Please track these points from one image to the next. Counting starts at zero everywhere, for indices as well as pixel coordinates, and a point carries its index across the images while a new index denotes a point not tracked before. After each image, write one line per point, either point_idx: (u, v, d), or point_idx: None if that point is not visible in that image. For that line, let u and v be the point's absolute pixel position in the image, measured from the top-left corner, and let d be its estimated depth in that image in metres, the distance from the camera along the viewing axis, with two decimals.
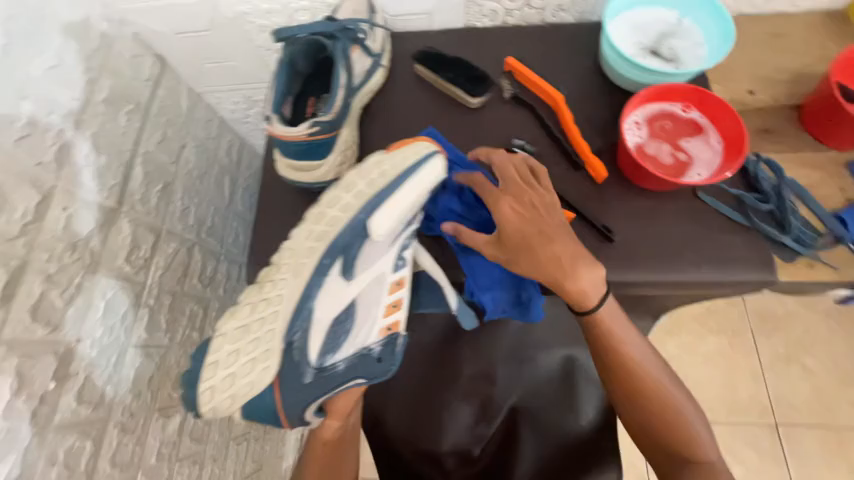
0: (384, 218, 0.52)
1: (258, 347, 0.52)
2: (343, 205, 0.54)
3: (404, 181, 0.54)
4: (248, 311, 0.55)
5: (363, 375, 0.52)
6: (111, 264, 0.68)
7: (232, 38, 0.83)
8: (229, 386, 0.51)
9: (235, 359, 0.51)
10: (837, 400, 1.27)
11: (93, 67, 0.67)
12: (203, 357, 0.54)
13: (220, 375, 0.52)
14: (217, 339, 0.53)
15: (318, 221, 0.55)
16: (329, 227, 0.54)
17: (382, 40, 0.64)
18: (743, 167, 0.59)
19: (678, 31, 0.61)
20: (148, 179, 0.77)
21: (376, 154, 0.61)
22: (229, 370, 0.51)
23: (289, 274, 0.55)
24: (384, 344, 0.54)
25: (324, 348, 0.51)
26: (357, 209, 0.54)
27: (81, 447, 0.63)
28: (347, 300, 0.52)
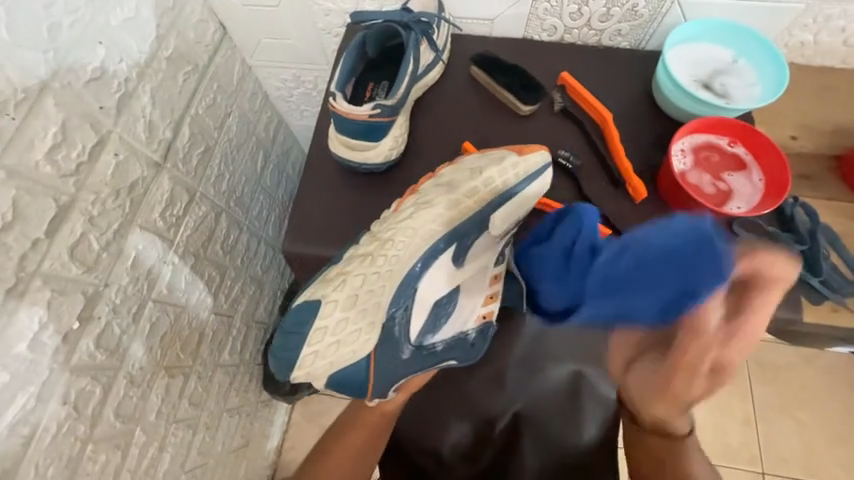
0: (506, 216, 0.56)
1: (364, 319, 0.54)
2: (475, 196, 0.56)
3: (528, 182, 0.57)
4: (357, 281, 0.56)
5: (457, 355, 0.59)
6: (148, 216, 0.69)
7: (296, 17, 0.85)
8: (333, 353, 0.54)
9: (344, 327, 0.54)
10: (827, 458, 1.27)
11: (161, 25, 0.69)
12: (308, 323, 0.55)
13: (326, 340, 0.55)
14: (327, 305, 0.55)
15: (446, 206, 0.57)
16: (459, 214, 0.56)
17: (446, 37, 0.65)
18: (779, 207, 0.60)
19: (731, 70, 0.63)
20: (192, 140, 0.78)
21: (503, 150, 0.60)
22: (337, 336, 0.54)
23: (402, 250, 0.56)
24: (478, 331, 0.61)
25: (429, 327, 0.56)
26: (482, 201, 0.57)
27: (91, 391, 0.63)
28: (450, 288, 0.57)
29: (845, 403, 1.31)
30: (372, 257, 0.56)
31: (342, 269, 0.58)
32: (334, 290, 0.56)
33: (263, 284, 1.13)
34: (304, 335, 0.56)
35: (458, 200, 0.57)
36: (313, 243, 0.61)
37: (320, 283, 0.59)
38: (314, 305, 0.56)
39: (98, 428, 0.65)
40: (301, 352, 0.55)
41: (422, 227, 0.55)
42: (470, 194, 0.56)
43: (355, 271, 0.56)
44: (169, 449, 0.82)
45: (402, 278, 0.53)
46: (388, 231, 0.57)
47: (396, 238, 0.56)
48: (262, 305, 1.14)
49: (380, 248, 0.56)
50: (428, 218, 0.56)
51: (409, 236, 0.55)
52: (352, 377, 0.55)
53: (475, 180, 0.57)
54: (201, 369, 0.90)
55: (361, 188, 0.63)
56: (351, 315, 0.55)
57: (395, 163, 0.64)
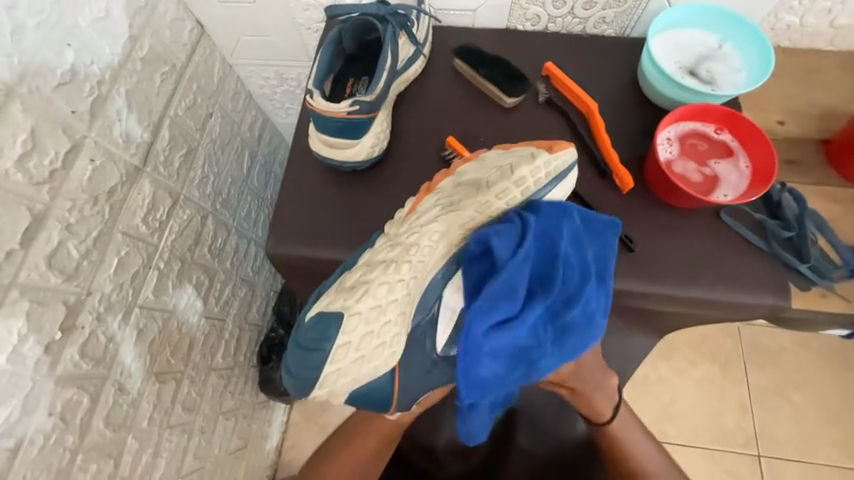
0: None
1: (389, 332, 0.51)
2: (507, 199, 0.54)
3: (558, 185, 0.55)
4: (381, 290, 0.50)
5: None
6: (129, 222, 0.68)
7: (275, 13, 0.83)
8: (356, 370, 0.50)
9: (370, 343, 0.49)
10: (820, 439, 1.28)
11: (135, 25, 0.68)
12: (324, 342, 0.49)
13: (349, 357, 0.49)
14: (351, 318, 0.49)
15: (481, 209, 0.53)
16: (488, 216, 0.54)
17: (427, 29, 0.64)
18: (767, 194, 0.59)
19: (717, 55, 0.62)
20: (173, 143, 0.76)
21: (535, 148, 0.55)
22: (361, 352, 0.49)
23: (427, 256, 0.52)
24: None
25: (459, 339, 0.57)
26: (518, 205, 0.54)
27: (78, 401, 0.62)
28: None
29: (838, 384, 1.32)
30: (394, 264, 0.51)
31: (354, 276, 0.53)
32: (358, 302, 0.50)
33: (255, 285, 1.12)
34: (326, 353, 0.49)
35: (488, 202, 0.54)
36: (297, 244, 0.60)
37: (330, 295, 0.52)
38: (335, 320, 0.49)
39: (87, 438, 0.65)
40: (323, 371, 0.49)
41: (452, 233, 0.53)
42: (502, 195, 0.53)
43: (378, 280, 0.50)
44: (163, 455, 0.82)
45: (435, 271, 0.54)
46: (410, 236, 0.53)
47: (422, 242, 0.52)
48: (255, 307, 1.13)
49: (404, 253, 0.52)
50: (460, 222, 0.53)
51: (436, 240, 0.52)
52: (377, 391, 0.53)
53: (505, 181, 0.54)
54: (194, 374, 0.90)
55: (344, 187, 0.62)
56: (377, 328, 0.50)
57: (378, 160, 0.63)
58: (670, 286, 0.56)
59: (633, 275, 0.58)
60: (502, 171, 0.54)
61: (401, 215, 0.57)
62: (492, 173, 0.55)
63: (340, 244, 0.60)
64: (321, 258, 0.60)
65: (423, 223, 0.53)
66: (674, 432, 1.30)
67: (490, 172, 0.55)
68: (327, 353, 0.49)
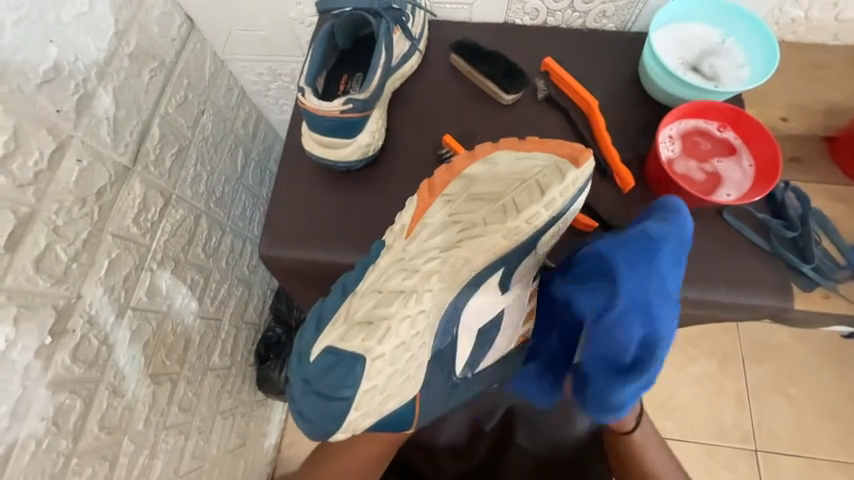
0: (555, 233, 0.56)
1: (412, 364, 0.50)
2: (534, 221, 0.52)
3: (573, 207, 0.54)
4: (403, 325, 0.48)
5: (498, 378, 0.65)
6: (120, 223, 0.66)
7: (266, 8, 0.81)
8: (383, 402, 0.50)
9: (396, 377, 0.49)
10: (817, 433, 1.29)
11: (120, 20, 0.66)
12: (345, 393, 0.46)
13: (376, 397, 0.49)
14: (375, 361, 0.47)
15: (502, 232, 0.51)
16: (512, 240, 0.53)
17: (422, 24, 0.62)
18: (770, 193, 0.58)
19: (721, 50, 0.61)
20: (164, 141, 0.75)
21: (563, 165, 0.50)
22: (387, 391, 0.49)
23: (442, 282, 0.51)
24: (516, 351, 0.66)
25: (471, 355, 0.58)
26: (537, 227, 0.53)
27: (71, 405, 0.61)
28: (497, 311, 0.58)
29: (835, 379, 1.33)
30: (414, 295, 0.49)
31: (365, 304, 0.49)
32: (380, 343, 0.47)
33: (251, 284, 1.10)
34: (348, 400, 0.47)
35: (515, 226, 0.52)
36: (291, 246, 0.59)
37: (338, 328, 0.49)
38: (351, 364, 0.46)
39: (81, 442, 0.64)
40: (346, 417, 0.48)
41: (476, 255, 0.52)
42: (531, 219, 0.51)
43: (399, 314, 0.48)
44: (160, 456, 0.81)
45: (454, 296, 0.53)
46: (431, 260, 0.50)
47: (444, 270, 0.51)
48: (252, 306, 1.12)
49: (423, 282, 0.50)
50: (483, 246, 0.52)
51: (461, 266, 0.51)
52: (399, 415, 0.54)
53: (534, 203, 0.51)
54: (190, 374, 0.89)
55: (339, 187, 0.61)
56: (401, 366, 0.49)
57: (373, 159, 0.61)
58: (670, 288, 0.55)
59: None
60: (529, 190, 0.51)
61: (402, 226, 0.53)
62: (518, 189, 0.51)
63: (334, 247, 0.58)
64: (316, 261, 0.58)
65: (441, 246, 0.51)
66: (672, 427, 1.31)
67: (517, 188, 0.51)
68: (350, 400, 0.47)
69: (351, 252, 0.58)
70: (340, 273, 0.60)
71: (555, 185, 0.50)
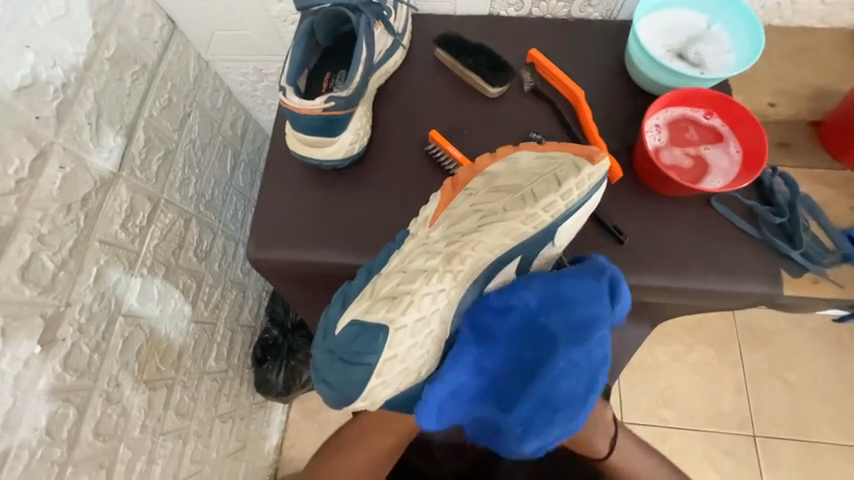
0: (571, 229, 0.55)
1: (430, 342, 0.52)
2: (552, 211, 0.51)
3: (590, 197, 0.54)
4: (426, 301, 0.49)
5: None
6: (107, 229, 0.66)
7: (247, 7, 0.80)
8: (398, 378, 0.50)
9: (413, 353, 0.50)
10: (815, 417, 1.30)
11: (99, 23, 0.65)
12: (369, 358, 0.47)
13: (395, 368, 0.49)
14: (398, 333, 0.48)
15: (522, 222, 0.51)
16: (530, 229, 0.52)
17: (405, 19, 0.62)
18: (758, 179, 0.58)
19: (706, 36, 0.60)
20: (149, 145, 0.74)
21: (579, 159, 0.51)
22: (407, 363, 0.50)
23: (466, 266, 0.51)
24: None
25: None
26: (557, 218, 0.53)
27: (64, 414, 0.61)
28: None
29: (830, 362, 1.33)
30: (435, 274, 0.50)
31: (391, 285, 0.49)
32: (403, 315, 0.48)
33: (246, 287, 1.10)
34: (370, 366, 0.47)
35: (534, 214, 0.51)
36: (280, 247, 0.58)
37: (364, 303, 0.49)
38: (380, 332, 0.47)
39: (76, 450, 0.64)
40: (367, 385, 0.48)
41: (493, 241, 0.52)
42: (549, 208, 0.51)
43: (421, 290, 0.49)
44: (158, 461, 0.81)
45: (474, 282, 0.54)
46: (451, 244, 0.51)
47: (466, 251, 0.51)
48: (247, 309, 1.12)
49: (445, 264, 0.50)
50: (500, 232, 0.52)
51: (480, 251, 0.51)
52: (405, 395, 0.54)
53: (552, 191, 0.51)
54: (186, 379, 0.88)
55: (327, 186, 0.60)
56: (421, 341, 0.50)
57: (359, 157, 0.61)
58: (657, 277, 0.55)
59: (623, 267, 0.56)
60: (545, 181, 0.51)
61: (424, 216, 0.54)
62: (536, 181, 0.51)
63: (323, 245, 0.58)
64: (305, 261, 0.58)
65: (461, 231, 0.51)
66: (671, 415, 1.31)
67: (535, 180, 0.52)
68: (374, 364, 0.47)
69: (340, 251, 0.58)
70: (329, 272, 0.59)
71: (573, 176, 0.51)
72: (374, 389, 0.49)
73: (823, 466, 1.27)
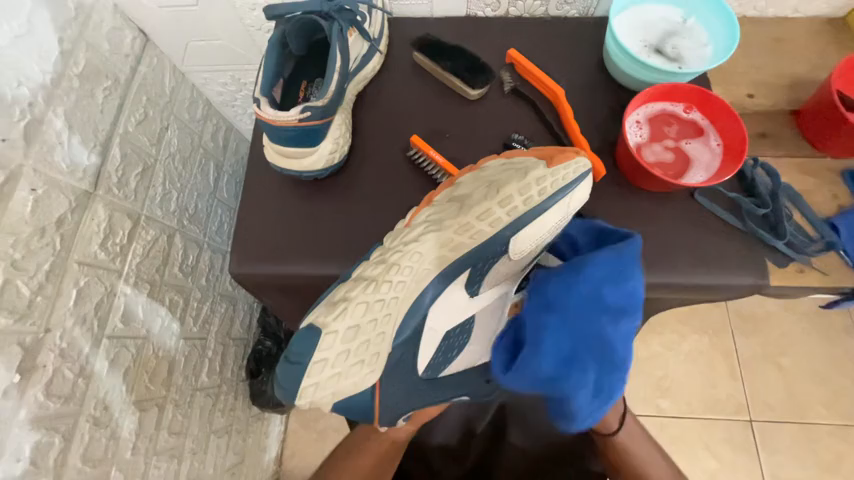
0: (526, 241, 0.53)
1: (366, 350, 0.51)
2: (490, 221, 0.52)
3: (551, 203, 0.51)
4: (360, 310, 0.50)
5: (468, 392, 0.62)
6: (85, 250, 0.64)
7: (221, 15, 0.79)
8: (333, 384, 0.50)
9: (344, 360, 0.50)
10: (809, 398, 1.32)
11: (65, 39, 0.63)
12: (301, 357, 0.49)
13: (326, 373, 0.49)
14: (328, 336, 0.49)
15: (462, 231, 0.52)
16: (468, 240, 0.52)
17: (381, 24, 0.61)
18: (740, 171, 0.58)
19: (683, 31, 0.60)
20: (126, 162, 0.72)
21: (535, 164, 0.51)
22: (337, 369, 0.50)
23: (407, 278, 0.52)
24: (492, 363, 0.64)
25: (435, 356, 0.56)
26: (505, 226, 0.52)
27: (49, 442, 0.59)
28: (467, 316, 0.58)
29: (820, 344, 1.36)
30: (375, 283, 0.52)
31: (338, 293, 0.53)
32: (334, 320, 0.50)
33: (236, 299, 1.08)
34: (302, 367, 0.49)
35: (469, 225, 0.52)
36: (264, 261, 0.57)
37: (321, 306, 0.53)
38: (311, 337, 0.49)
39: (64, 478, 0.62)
40: (302, 386, 0.50)
41: (432, 254, 0.53)
42: (485, 216, 0.51)
43: (358, 298, 0.51)
44: None
45: (417, 297, 0.53)
46: (393, 255, 0.53)
47: (403, 263, 0.52)
48: (238, 322, 1.10)
49: (386, 273, 0.52)
50: (438, 243, 0.53)
51: (417, 262, 0.52)
52: (360, 403, 0.53)
53: (491, 201, 0.51)
54: (177, 397, 0.87)
55: (309, 196, 0.59)
56: (353, 347, 0.50)
57: (340, 166, 0.60)
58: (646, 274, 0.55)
59: None
60: (488, 190, 0.52)
61: (397, 226, 0.56)
62: (480, 191, 0.53)
63: (307, 258, 0.57)
64: (289, 274, 0.57)
65: (408, 241, 0.54)
66: (669, 405, 1.32)
67: (480, 190, 0.53)
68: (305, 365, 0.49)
69: (325, 263, 0.57)
70: (315, 284, 0.58)
71: (514, 182, 0.51)
72: (306, 393, 0.50)
73: (818, 446, 1.29)
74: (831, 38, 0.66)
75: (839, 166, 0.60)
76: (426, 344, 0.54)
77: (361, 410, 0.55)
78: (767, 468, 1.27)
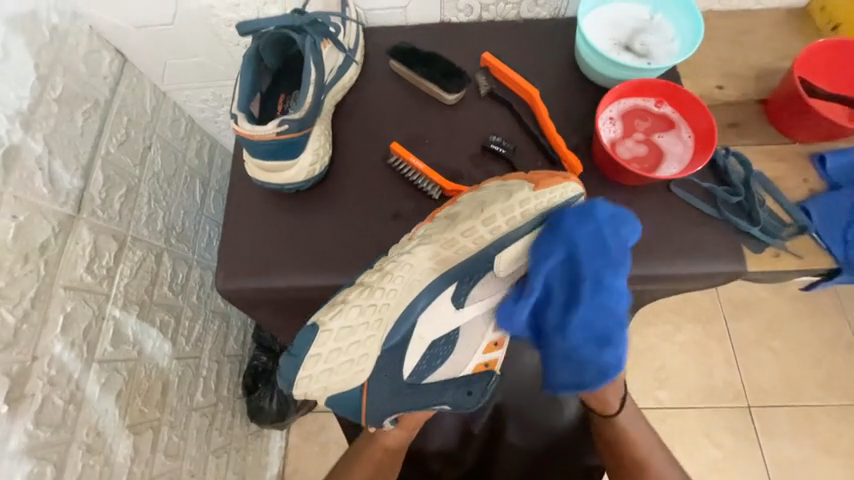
0: (510, 263, 0.56)
1: (356, 350, 0.53)
2: (474, 238, 0.56)
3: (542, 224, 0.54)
4: (353, 313, 0.52)
5: (450, 402, 0.59)
6: (71, 274, 0.64)
7: (198, 34, 0.79)
8: (324, 378, 0.52)
9: (334, 357, 0.52)
10: (803, 380, 1.34)
11: (41, 65, 0.63)
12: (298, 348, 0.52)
13: (319, 367, 0.52)
14: (322, 333, 0.51)
15: (448, 245, 0.56)
16: (455, 253, 0.56)
17: (355, 35, 0.62)
18: (713, 161, 0.59)
19: (650, 27, 0.62)
20: (109, 184, 0.72)
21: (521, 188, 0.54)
22: (328, 364, 0.52)
23: (399, 285, 0.55)
24: (479, 378, 0.61)
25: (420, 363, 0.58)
26: (488, 242, 0.56)
27: (41, 472, 0.58)
28: (450, 328, 0.58)
29: (811, 326, 1.38)
30: (369, 289, 0.54)
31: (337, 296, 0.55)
32: (329, 319, 0.52)
33: (229, 316, 1.08)
34: (297, 359, 0.51)
35: (454, 239, 0.56)
36: (251, 275, 0.57)
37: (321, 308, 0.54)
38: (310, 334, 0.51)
39: None
40: (296, 378, 0.52)
41: (425, 260, 0.56)
42: (468, 233, 0.55)
43: (353, 300, 0.53)
44: None
45: (408, 306, 0.56)
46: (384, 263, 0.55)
47: (395, 273, 0.54)
48: (232, 338, 1.10)
49: (380, 279, 0.54)
50: (431, 253, 0.56)
51: (407, 272, 0.55)
52: (349, 399, 0.55)
53: (475, 219, 0.55)
54: (173, 418, 0.86)
55: (293, 208, 0.59)
56: (344, 346, 0.52)
57: (322, 176, 0.60)
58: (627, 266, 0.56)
59: None
60: (474, 208, 0.55)
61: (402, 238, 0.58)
62: (468, 208, 0.56)
63: (294, 269, 0.57)
64: (277, 287, 0.57)
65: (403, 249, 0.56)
66: (667, 395, 1.33)
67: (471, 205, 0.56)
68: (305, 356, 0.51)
69: (312, 274, 0.57)
70: (303, 295, 0.59)
71: (500, 201, 0.54)
72: (300, 384, 0.51)
73: (816, 427, 1.30)
74: (793, 28, 0.69)
75: (808, 150, 0.62)
76: (412, 351, 0.57)
77: (350, 406, 0.56)
78: (768, 452, 1.29)
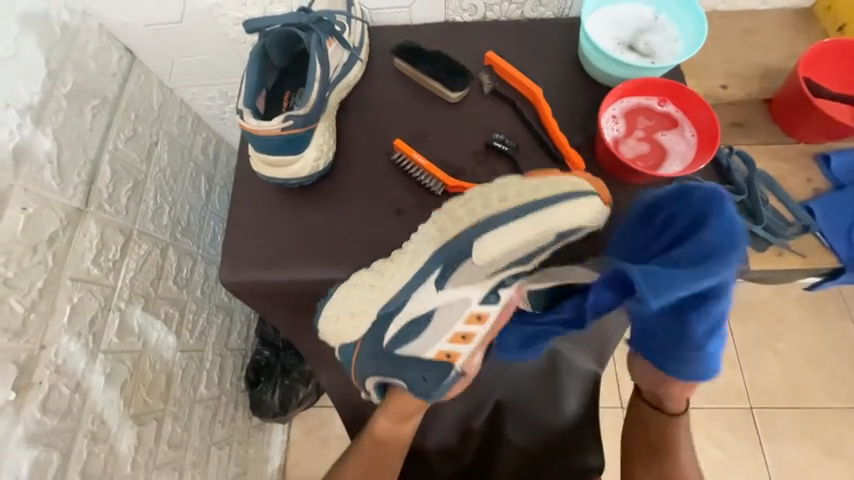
0: (491, 247, 0.52)
1: (361, 310, 0.57)
2: (466, 211, 0.54)
3: (533, 210, 0.51)
4: (370, 275, 0.56)
5: (406, 378, 0.59)
6: (78, 266, 0.65)
7: (206, 32, 0.80)
8: (333, 323, 0.58)
9: (347, 309, 0.57)
10: (808, 383, 1.33)
11: (51, 60, 0.64)
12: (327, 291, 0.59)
13: (339, 313, 0.57)
14: (343, 287, 0.57)
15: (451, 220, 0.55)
16: (450, 226, 0.54)
17: (360, 33, 0.63)
18: (717, 160, 0.59)
19: (654, 27, 0.62)
20: (116, 178, 0.73)
21: (514, 177, 0.55)
22: (338, 313, 0.57)
23: (403, 261, 0.55)
24: (436, 364, 0.58)
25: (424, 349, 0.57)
26: (478, 219, 0.53)
27: (47, 459, 0.60)
28: (431, 308, 0.55)
29: (816, 329, 1.37)
30: (385, 261, 0.57)
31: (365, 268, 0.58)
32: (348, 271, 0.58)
33: (232, 310, 1.09)
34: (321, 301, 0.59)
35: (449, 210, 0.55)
36: (253, 268, 0.58)
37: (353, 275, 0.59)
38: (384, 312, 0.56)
39: None
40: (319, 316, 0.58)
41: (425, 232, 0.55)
42: (456, 205, 0.55)
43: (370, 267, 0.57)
44: None
45: (409, 278, 0.55)
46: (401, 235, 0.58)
47: (406, 243, 0.56)
48: (235, 332, 1.11)
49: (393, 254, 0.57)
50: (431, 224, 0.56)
51: (412, 245, 0.56)
52: (343, 351, 0.60)
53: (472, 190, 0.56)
54: (176, 410, 0.87)
55: (296, 203, 0.60)
56: (355, 307, 0.56)
57: (326, 172, 0.61)
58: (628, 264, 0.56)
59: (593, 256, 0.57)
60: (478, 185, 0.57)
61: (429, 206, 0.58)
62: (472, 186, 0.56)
63: (296, 264, 0.58)
64: (279, 281, 0.58)
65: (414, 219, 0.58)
66: None
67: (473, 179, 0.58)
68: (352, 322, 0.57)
69: (314, 268, 0.58)
70: (305, 289, 0.59)
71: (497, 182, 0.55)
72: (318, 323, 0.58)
73: (820, 430, 1.29)
74: (799, 28, 0.68)
75: (813, 151, 0.61)
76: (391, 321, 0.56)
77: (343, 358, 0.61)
78: (769, 455, 1.28)
